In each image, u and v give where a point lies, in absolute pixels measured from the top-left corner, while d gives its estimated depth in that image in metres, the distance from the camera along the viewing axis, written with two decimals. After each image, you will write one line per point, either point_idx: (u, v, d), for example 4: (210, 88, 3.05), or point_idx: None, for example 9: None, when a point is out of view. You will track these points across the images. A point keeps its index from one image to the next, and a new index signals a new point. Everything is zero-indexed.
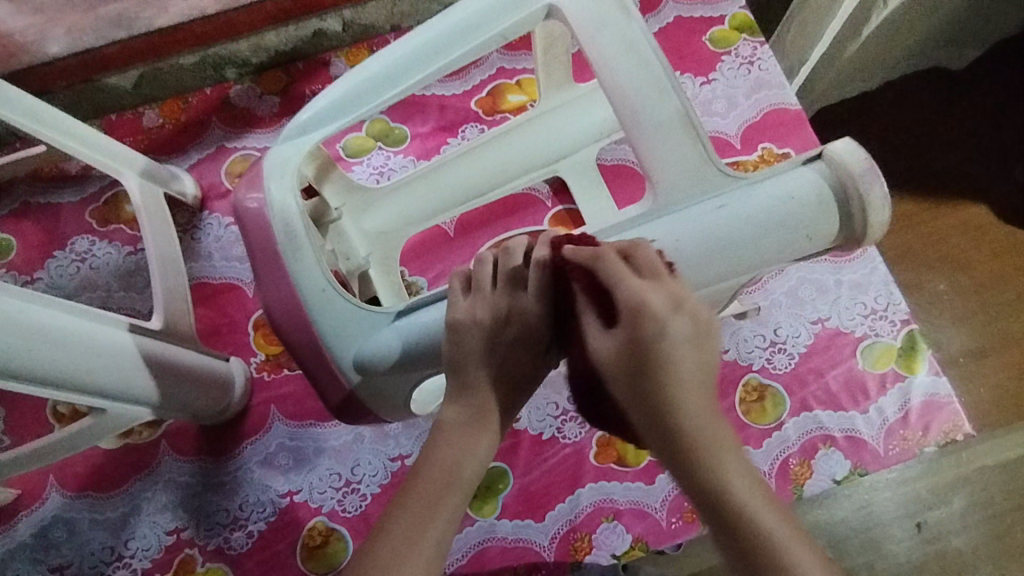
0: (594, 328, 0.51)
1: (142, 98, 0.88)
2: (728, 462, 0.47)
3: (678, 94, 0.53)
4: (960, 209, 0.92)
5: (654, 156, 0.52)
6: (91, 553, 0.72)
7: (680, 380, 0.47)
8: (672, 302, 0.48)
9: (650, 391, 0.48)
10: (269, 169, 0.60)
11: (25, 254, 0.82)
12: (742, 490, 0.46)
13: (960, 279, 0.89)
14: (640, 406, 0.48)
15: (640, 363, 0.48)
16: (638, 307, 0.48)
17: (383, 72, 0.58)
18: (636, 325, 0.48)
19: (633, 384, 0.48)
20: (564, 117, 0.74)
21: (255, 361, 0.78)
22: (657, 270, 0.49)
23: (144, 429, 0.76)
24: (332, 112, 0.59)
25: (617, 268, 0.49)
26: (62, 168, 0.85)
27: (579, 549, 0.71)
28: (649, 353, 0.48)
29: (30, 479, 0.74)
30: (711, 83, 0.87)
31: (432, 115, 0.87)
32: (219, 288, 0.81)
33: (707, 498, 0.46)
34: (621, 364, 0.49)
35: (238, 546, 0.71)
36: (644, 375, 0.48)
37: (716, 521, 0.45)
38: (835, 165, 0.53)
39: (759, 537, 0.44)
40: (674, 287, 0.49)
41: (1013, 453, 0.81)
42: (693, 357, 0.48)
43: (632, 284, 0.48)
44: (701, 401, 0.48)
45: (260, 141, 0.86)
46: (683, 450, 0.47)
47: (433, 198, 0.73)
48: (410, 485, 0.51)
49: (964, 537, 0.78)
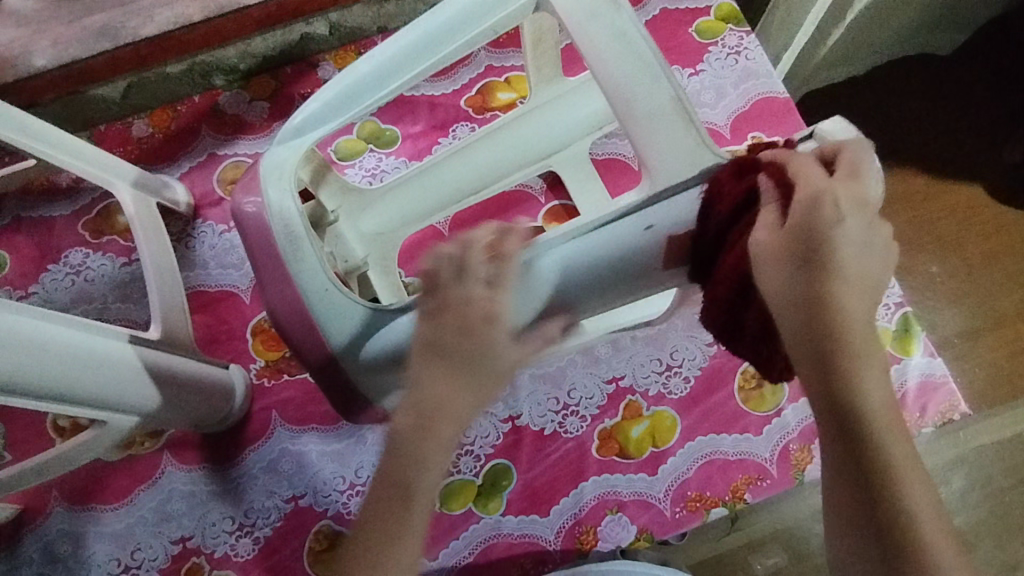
0: (812, 173, 0.45)
1: (131, 108, 0.88)
2: (872, 385, 0.43)
3: (672, 82, 0.52)
4: (949, 191, 0.93)
5: (653, 142, 0.51)
6: (97, 566, 0.71)
7: (852, 283, 0.44)
8: (855, 206, 0.44)
9: (804, 287, 0.44)
10: (266, 176, 0.59)
11: (19, 269, 0.82)
12: (879, 413, 0.43)
13: (951, 261, 0.90)
14: (791, 299, 0.44)
15: (813, 259, 0.43)
16: (824, 196, 0.43)
17: (373, 73, 0.58)
18: (812, 214, 0.43)
19: (793, 273, 0.44)
20: (552, 113, 0.73)
21: (254, 368, 0.78)
22: (857, 174, 0.45)
23: (145, 440, 0.75)
24: (327, 113, 0.59)
25: (811, 171, 0.45)
26: (53, 181, 0.85)
27: (585, 542, 0.71)
28: (816, 242, 0.43)
29: (33, 495, 0.74)
30: (699, 74, 0.87)
31: (423, 115, 0.87)
32: (215, 296, 0.81)
33: (846, 413, 0.43)
34: (783, 251, 0.44)
35: (244, 553, 0.71)
36: (806, 267, 0.44)
37: (845, 430, 0.43)
38: (826, 143, 0.53)
39: (871, 438, 0.42)
40: (858, 191, 0.45)
41: (1010, 431, 0.82)
42: (870, 266, 0.45)
43: (814, 174, 0.45)
44: (860, 303, 0.44)
45: (250, 147, 0.86)
46: (828, 337, 0.43)
47: (430, 194, 0.72)
48: (375, 526, 0.48)
49: (964, 515, 0.79)
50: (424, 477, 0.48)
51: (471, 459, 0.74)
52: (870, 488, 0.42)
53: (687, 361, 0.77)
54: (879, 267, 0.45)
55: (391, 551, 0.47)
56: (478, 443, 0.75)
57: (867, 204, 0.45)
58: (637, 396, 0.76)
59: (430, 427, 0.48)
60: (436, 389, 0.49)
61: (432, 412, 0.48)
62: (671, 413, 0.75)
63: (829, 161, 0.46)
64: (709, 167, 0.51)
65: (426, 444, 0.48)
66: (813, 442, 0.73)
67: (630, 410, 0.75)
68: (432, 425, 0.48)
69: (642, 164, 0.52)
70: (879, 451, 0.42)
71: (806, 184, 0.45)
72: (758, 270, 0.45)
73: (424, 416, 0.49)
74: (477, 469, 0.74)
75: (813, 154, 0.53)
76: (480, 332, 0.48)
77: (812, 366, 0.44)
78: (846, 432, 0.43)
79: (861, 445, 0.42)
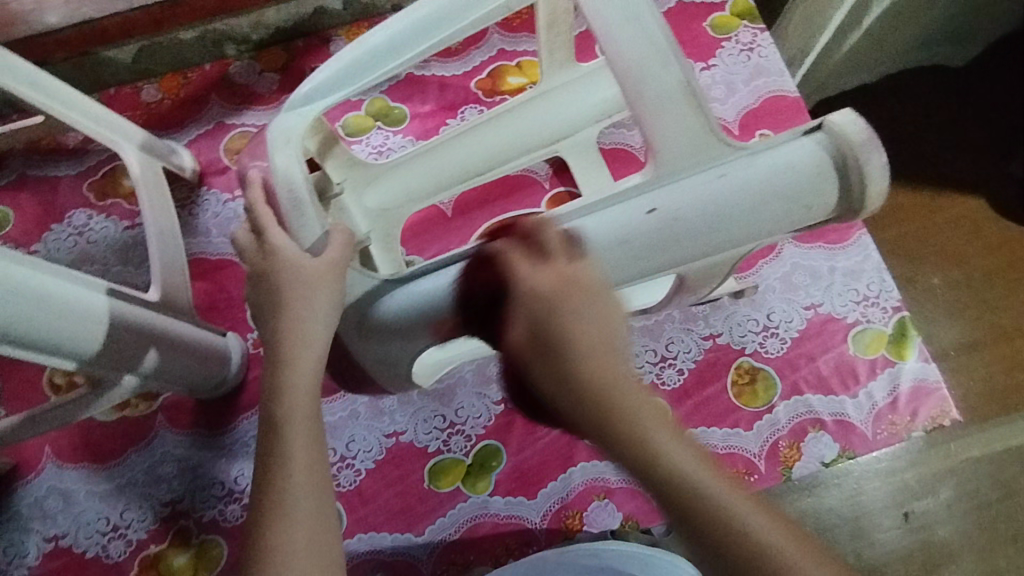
0: (523, 262, 0.48)
1: (141, 72, 0.88)
2: (661, 437, 0.42)
3: (680, 64, 0.49)
4: (955, 204, 0.92)
5: (660, 128, 0.49)
6: (86, 524, 0.72)
7: (591, 344, 0.45)
8: (562, 284, 0.46)
9: (549, 371, 0.45)
10: (273, 139, 0.54)
11: (22, 227, 0.82)
12: (684, 461, 0.41)
13: (953, 273, 0.89)
14: (564, 384, 0.45)
15: (551, 344, 0.46)
16: (565, 274, 0.47)
17: (389, 40, 0.56)
18: (556, 297, 0.46)
19: (541, 365, 0.46)
20: (560, 98, 0.74)
21: (251, 337, 0.78)
22: (553, 249, 0.48)
23: (140, 402, 0.76)
24: (339, 81, 0.56)
25: (512, 258, 0.48)
26: (61, 141, 0.85)
27: (570, 526, 0.72)
28: (548, 327, 0.46)
29: (25, 450, 0.75)
30: (711, 69, 0.87)
31: (433, 95, 0.87)
32: (216, 264, 0.81)
33: (649, 477, 0.41)
34: (530, 345, 0.47)
35: (233, 519, 0.72)
36: (546, 354, 0.46)
37: (665, 499, 0.41)
38: (835, 135, 0.49)
39: (677, 480, 0.40)
40: (567, 268, 0.47)
41: (1000, 445, 0.79)
42: (597, 327, 0.46)
43: (525, 269, 0.47)
44: (602, 358, 0.45)
45: (258, 117, 0.86)
46: (598, 404, 0.43)
47: (433, 174, 0.72)
48: (263, 457, 0.49)
49: (951, 527, 0.76)
50: (290, 403, 0.50)
51: (461, 438, 0.75)
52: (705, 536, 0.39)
53: (682, 353, 0.77)
54: (615, 321, 0.47)
55: (274, 477, 0.47)
56: (469, 423, 0.75)
57: (570, 270, 0.47)
58: None
59: (286, 362, 0.51)
60: (298, 325, 0.52)
61: (290, 347, 0.51)
62: (663, 404, 0.75)
63: (540, 243, 0.48)
64: (714, 152, 0.50)
65: (282, 376, 0.51)
66: (802, 440, 0.74)
67: None
68: (290, 361, 0.51)
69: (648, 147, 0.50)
70: (690, 500, 0.40)
71: (512, 275, 0.47)
72: (524, 365, 0.47)
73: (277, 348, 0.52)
74: (467, 448, 0.75)
75: (820, 146, 0.49)
76: (316, 278, 0.52)
77: (603, 443, 0.43)
78: (663, 501, 0.41)
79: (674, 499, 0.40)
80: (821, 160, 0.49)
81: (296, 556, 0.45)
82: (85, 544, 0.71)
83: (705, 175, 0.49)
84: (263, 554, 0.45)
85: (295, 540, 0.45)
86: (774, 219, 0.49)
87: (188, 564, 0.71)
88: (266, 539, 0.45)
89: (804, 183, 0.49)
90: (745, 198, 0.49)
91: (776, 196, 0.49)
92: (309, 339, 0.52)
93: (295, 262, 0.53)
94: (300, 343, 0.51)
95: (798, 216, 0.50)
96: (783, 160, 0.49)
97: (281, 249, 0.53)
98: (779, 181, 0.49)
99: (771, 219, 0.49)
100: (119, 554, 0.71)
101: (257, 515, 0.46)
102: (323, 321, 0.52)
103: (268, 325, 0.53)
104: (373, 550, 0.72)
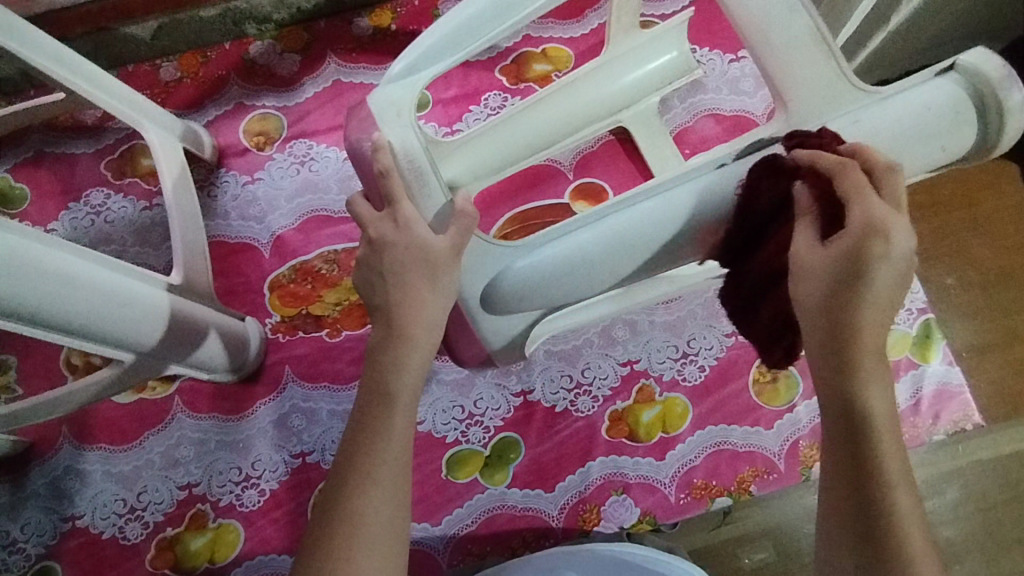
0: (860, 186, 0.43)
1: (160, 50, 0.86)
2: (878, 392, 0.42)
3: (808, 9, 0.49)
4: (974, 202, 0.83)
5: (793, 79, 0.50)
6: (102, 504, 0.72)
7: (886, 307, 0.42)
8: (868, 226, 0.42)
9: (841, 301, 0.42)
10: (381, 113, 0.53)
11: (39, 205, 0.81)
12: (884, 425, 0.41)
13: (970, 274, 0.80)
14: (822, 296, 0.43)
15: (851, 280, 0.42)
16: (868, 228, 0.42)
17: (493, 3, 0.52)
18: (865, 241, 0.42)
19: (832, 290, 0.43)
20: (629, 66, 0.72)
21: (270, 323, 0.78)
22: (895, 195, 0.44)
23: (157, 385, 0.76)
24: (445, 48, 0.53)
25: (858, 180, 0.44)
26: (77, 118, 0.84)
27: (587, 520, 0.72)
28: (864, 267, 0.42)
29: (42, 429, 0.74)
30: (740, 61, 0.85)
31: (456, 81, 0.86)
32: (235, 248, 0.80)
33: (848, 418, 0.42)
34: (826, 272, 0.43)
35: (249, 503, 0.72)
36: (848, 286, 0.42)
37: (851, 442, 0.42)
38: (969, 75, 0.51)
39: (872, 433, 0.41)
40: (900, 220, 0.43)
41: (1007, 448, 0.75)
42: (892, 293, 0.42)
43: (878, 204, 0.43)
44: (881, 316, 0.42)
45: (278, 99, 0.85)
46: (846, 330, 0.42)
47: (508, 150, 0.71)
48: (364, 424, 0.47)
49: (956, 528, 0.73)
50: (403, 381, 0.48)
51: (480, 429, 0.75)
52: (869, 484, 0.41)
53: (703, 350, 0.76)
54: (911, 273, 0.43)
55: (372, 452, 0.46)
56: (488, 414, 0.75)
57: (908, 226, 0.43)
58: (650, 380, 0.76)
59: (405, 340, 0.49)
60: (415, 309, 0.50)
61: (407, 322, 0.50)
62: (684, 400, 0.75)
63: (843, 180, 0.44)
64: (843, 99, 0.51)
65: (401, 353, 0.49)
66: None
67: (643, 394, 0.75)
68: (406, 338, 0.49)
69: (777, 97, 0.51)
70: (881, 479, 0.41)
71: (856, 193, 0.43)
72: (796, 278, 0.45)
73: (387, 323, 0.50)
74: (485, 439, 0.74)
75: (956, 85, 0.51)
76: (443, 263, 0.51)
77: (824, 359, 0.43)
78: (854, 443, 0.42)
79: (865, 451, 0.41)
80: (958, 101, 0.50)
81: (378, 528, 0.44)
82: (102, 525, 0.71)
83: (767, 159, 0.51)
84: (349, 520, 0.44)
85: (381, 515, 0.45)
86: (913, 163, 0.51)
87: (204, 548, 0.71)
88: (353, 506, 0.44)
89: (939, 126, 0.50)
90: (880, 144, 0.50)
91: (918, 136, 0.50)
92: (429, 323, 0.50)
93: (424, 241, 0.51)
94: (420, 324, 0.50)
95: (932, 159, 0.51)
96: (921, 101, 0.50)
97: (415, 221, 0.51)
98: (930, 122, 0.50)
99: (915, 160, 0.51)
100: (136, 535, 0.71)
101: (344, 480, 0.46)
102: (443, 310, 0.51)
103: (387, 293, 0.51)
104: (425, 540, 0.72)
